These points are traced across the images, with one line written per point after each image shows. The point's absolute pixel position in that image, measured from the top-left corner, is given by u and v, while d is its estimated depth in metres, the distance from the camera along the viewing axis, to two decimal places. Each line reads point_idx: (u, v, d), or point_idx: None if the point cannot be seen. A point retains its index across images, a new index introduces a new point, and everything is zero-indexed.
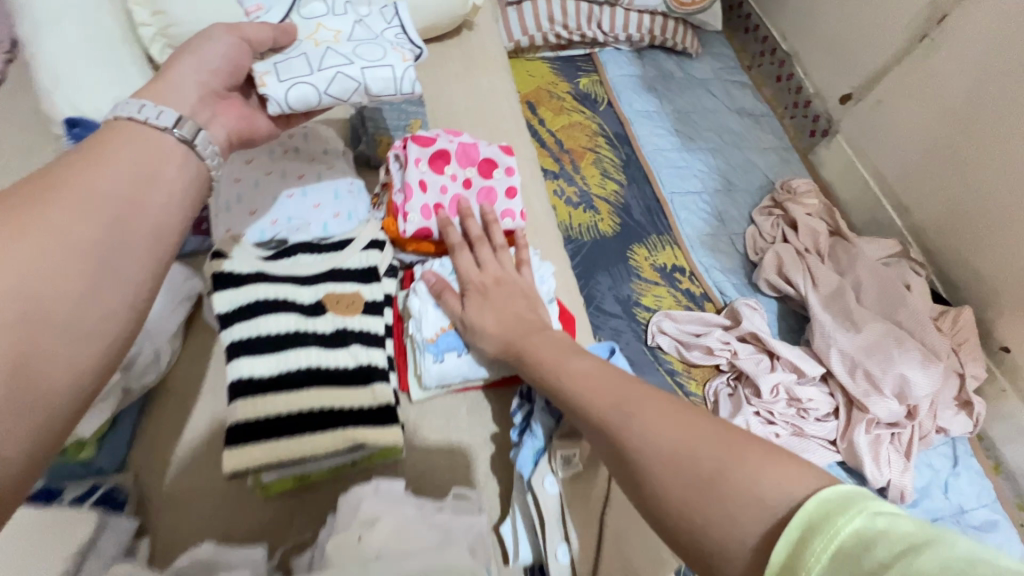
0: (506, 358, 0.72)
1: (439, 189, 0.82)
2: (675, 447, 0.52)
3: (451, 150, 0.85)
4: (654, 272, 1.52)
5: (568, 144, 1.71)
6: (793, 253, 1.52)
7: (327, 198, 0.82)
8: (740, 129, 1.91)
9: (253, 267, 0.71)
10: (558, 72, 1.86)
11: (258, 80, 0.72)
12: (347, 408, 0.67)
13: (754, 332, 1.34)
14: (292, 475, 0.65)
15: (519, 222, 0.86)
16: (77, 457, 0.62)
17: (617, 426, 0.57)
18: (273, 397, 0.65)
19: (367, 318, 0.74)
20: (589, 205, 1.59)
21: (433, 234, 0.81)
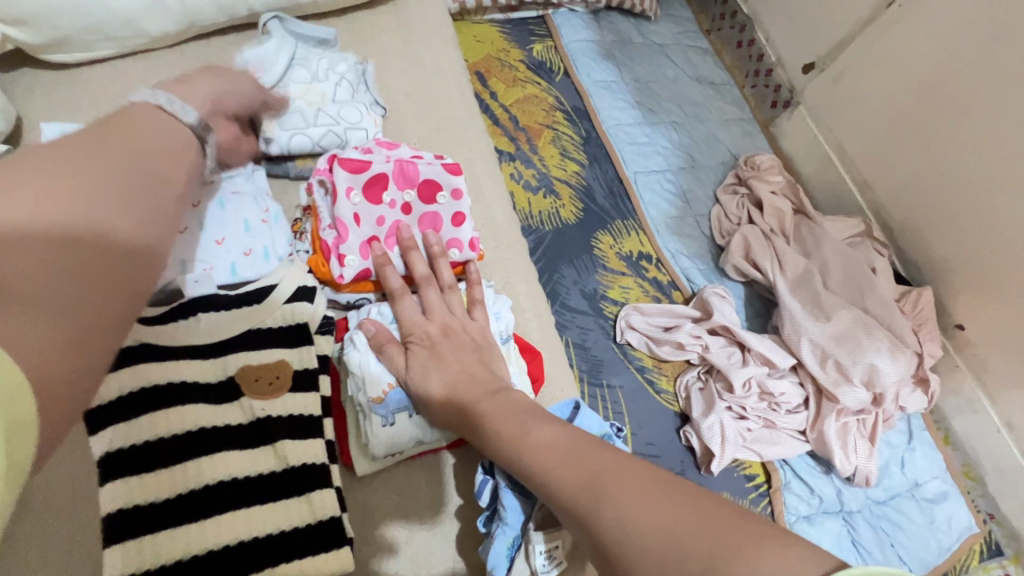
0: (460, 426, 0.62)
1: (376, 219, 0.76)
2: (654, 532, 0.44)
3: (388, 172, 0.76)
4: (620, 261, 1.43)
5: (524, 120, 1.56)
6: (760, 235, 1.47)
7: (234, 232, 0.74)
8: (701, 100, 1.82)
9: (135, 339, 0.63)
10: (508, 36, 1.68)
11: (263, 127, 0.78)
12: (275, 534, 0.60)
13: (726, 324, 1.29)
14: None
15: (467, 252, 0.77)
16: None
17: (588, 503, 0.49)
18: (165, 535, 0.57)
19: (295, 397, 0.67)
20: (548, 189, 1.46)
21: (371, 275, 0.74)
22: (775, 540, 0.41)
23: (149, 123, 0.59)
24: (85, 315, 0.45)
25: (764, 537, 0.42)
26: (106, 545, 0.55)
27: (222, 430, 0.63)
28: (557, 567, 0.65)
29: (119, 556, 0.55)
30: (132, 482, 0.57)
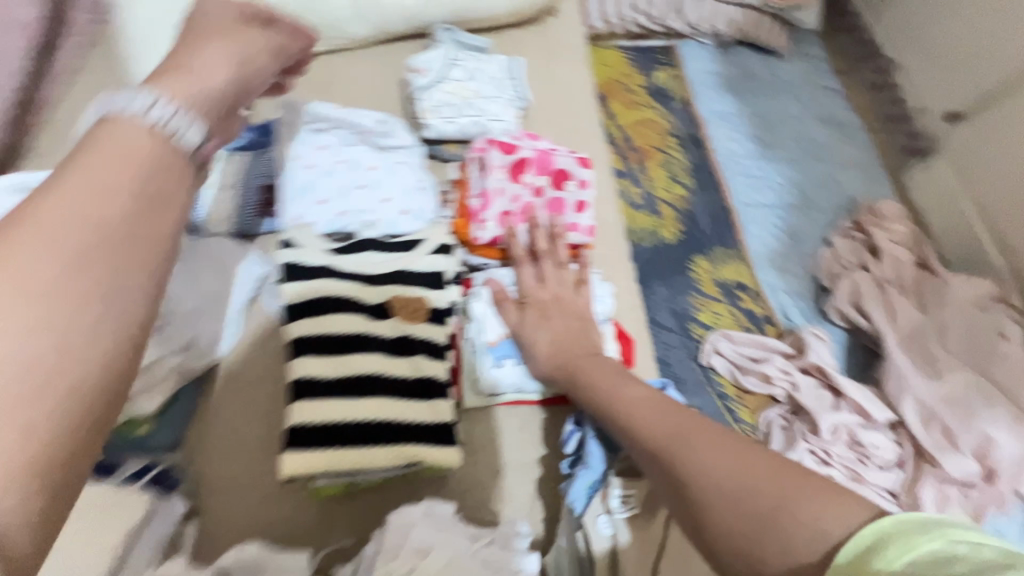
0: (560, 374, 0.70)
1: (512, 197, 0.82)
2: (730, 480, 0.48)
3: (530, 158, 0.83)
4: (715, 287, 1.44)
5: (637, 141, 1.63)
6: (872, 283, 1.39)
7: (397, 193, 0.81)
8: (825, 141, 1.77)
9: (322, 260, 0.74)
10: (634, 62, 1.77)
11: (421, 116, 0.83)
12: (408, 422, 0.68)
13: (819, 366, 1.25)
14: (342, 483, 0.66)
15: (584, 237, 0.83)
16: (133, 434, 0.65)
17: (669, 453, 0.54)
18: (333, 400, 0.67)
19: (430, 326, 0.74)
20: (652, 208, 1.51)
21: (502, 243, 0.81)
22: (845, 497, 0.44)
23: (113, 125, 0.44)
24: (75, 379, 0.36)
25: (832, 492, 0.45)
26: (292, 399, 0.67)
27: (375, 340, 0.71)
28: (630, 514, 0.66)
29: (302, 410, 0.66)
30: (311, 360, 0.68)
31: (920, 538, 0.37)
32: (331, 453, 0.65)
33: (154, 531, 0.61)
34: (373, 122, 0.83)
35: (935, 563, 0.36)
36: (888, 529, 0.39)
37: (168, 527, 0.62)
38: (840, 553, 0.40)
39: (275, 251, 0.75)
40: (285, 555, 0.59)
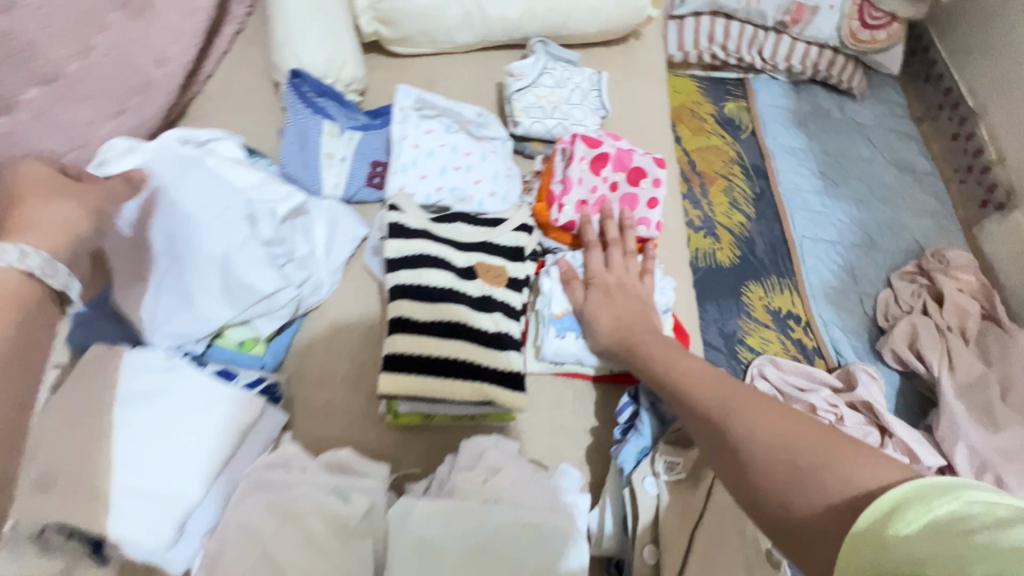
0: (618, 350, 0.75)
1: (591, 187, 0.86)
2: (773, 439, 0.53)
3: (611, 154, 0.87)
4: (766, 314, 1.45)
5: (701, 166, 1.67)
6: (932, 328, 1.37)
7: (487, 176, 0.88)
8: (894, 185, 1.76)
9: (421, 224, 0.81)
10: (705, 92, 1.82)
11: (514, 115, 0.90)
12: (484, 365, 0.76)
13: (868, 402, 1.23)
14: (420, 413, 0.74)
15: (654, 231, 0.87)
16: (251, 351, 0.77)
17: (718, 418, 0.59)
18: (424, 338, 0.75)
19: (510, 292, 0.82)
20: (710, 231, 1.55)
21: (576, 228, 0.86)
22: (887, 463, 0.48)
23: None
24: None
25: (872, 455, 0.48)
26: (389, 332, 0.75)
27: (462, 295, 0.80)
28: (676, 478, 0.73)
29: (395, 342, 0.74)
30: (405, 303, 0.76)
31: (935, 501, 0.41)
32: (415, 380, 0.72)
33: (261, 430, 0.72)
34: (472, 114, 0.90)
35: (948, 517, 0.40)
36: (909, 492, 0.43)
37: (273, 430, 0.72)
38: (861, 516, 0.44)
39: (381, 214, 0.82)
40: (368, 463, 0.71)
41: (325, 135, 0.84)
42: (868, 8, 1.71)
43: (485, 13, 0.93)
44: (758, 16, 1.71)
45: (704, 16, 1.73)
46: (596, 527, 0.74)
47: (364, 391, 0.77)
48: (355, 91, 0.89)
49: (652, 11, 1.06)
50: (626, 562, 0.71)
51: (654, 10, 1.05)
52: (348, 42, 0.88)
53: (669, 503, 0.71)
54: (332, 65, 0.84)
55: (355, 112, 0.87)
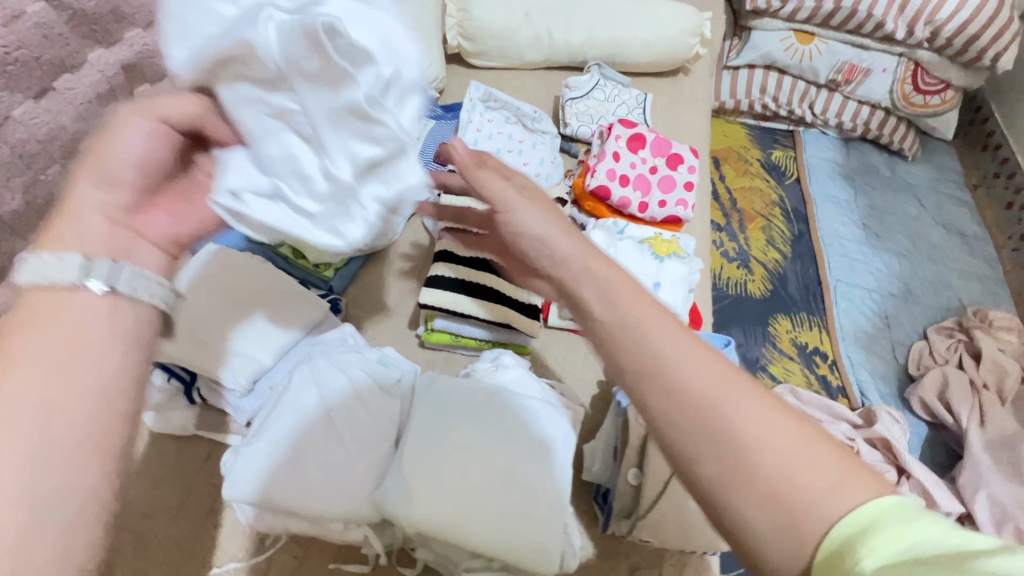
0: None
1: (630, 164, 0.82)
2: (755, 449, 0.41)
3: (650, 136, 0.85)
4: (792, 347, 1.48)
5: (742, 204, 1.75)
6: (965, 382, 1.36)
7: (534, 161, 1.00)
8: (941, 245, 1.76)
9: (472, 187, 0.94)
10: (753, 139, 1.92)
11: (566, 119, 1.04)
12: (509, 297, 0.87)
13: (886, 440, 1.23)
14: (451, 331, 0.86)
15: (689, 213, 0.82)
16: (321, 273, 0.88)
17: (691, 398, 0.43)
18: (461, 267, 0.87)
19: None
20: (744, 263, 1.61)
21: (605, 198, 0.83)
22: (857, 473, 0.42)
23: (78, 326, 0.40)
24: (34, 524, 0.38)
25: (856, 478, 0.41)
26: (436, 261, 0.88)
27: None
28: None
29: (435, 265, 0.87)
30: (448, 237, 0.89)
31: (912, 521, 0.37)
32: (447, 296, 0.84)
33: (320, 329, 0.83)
34: (528, 110, 1.05)
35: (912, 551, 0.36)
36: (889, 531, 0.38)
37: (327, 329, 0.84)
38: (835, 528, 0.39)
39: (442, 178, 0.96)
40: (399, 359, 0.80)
41: None
42: (922, 74, 1.76)
43: (552, 37, 1.09)
44: (810, 73, 1.80)
45: (758, 69, 1.83)
46: (590, 447, 0.69)
47: (408, 322, 0.90)
48: (435, 88, 1.07)
49: (701, 50, 1.19)
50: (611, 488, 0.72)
51: (703, 48, 1.18)
52: (435, 48, 1.05)
53: None
54: None
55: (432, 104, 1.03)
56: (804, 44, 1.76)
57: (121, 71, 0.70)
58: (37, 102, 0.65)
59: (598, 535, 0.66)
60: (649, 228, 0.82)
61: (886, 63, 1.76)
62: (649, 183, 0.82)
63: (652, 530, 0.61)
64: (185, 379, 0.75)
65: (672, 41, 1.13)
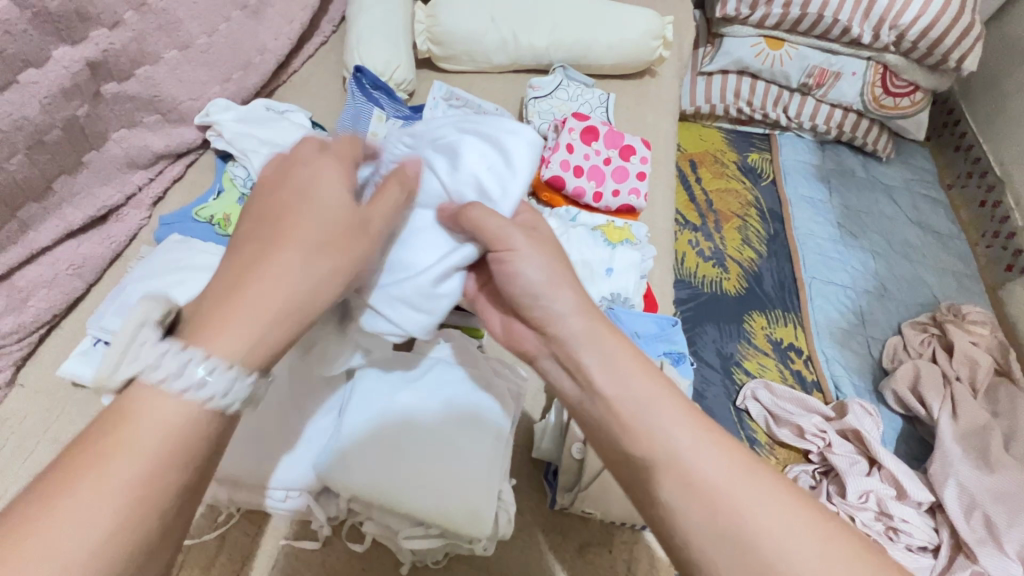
0: None
1: (583, 156, 0.86)
2: (761, 538, 0.45)
3: (602, 129, 0.88)
4: (767, 342, 1.50)
5: (718, 205, 1.77)
6: (936, 374, 1.37)
7: None
8: (917, 243, 1.79)
9: None
10: (730, 142, 1.95)
11: (528, 117, 1.07)
12: None
13: (857, 431, 1.24)
14: None
15: (640, 202, 0.86)
16: None
17: (704, 489, 0.48)
18: None
19: None
20: (719, 262, 1.63)
21: (561, 187, 0.86)
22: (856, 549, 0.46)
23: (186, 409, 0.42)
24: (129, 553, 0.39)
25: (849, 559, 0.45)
26: None
27: None
28: None
29: None
30: None
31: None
32: None
33: None
34: (490, 108, 1.05)
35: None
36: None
37: None
38: None
39: None
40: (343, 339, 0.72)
41: (373, 119, 1.01)
42: (891, 76, 1.80)
43: (517, 41, 1.13)
44: (782, 77, 1.84)
45: (731, 75, 1.87)
46: (540, 425, 0.71)
47: None
48: (404, 90, 1.09)
49: (664, 52, 1.22)
50: (555, 465, 0.67)
51: (666, 50, 1.22)
52: (404, 51, 1.08)
53: None
54: (386, 67, 1.05)
55: (401, 105, 1.05)
56: (774, 50, 1.80)
57: (85, 68, 0.72)
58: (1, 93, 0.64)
59: (546, 511, 0.67)
60: (602, 216, 0.85)
61: (855, 67, 1.80)
62: (603, 173, 0.86)
63: (593, 502, 0.63)
64: None
65: (634, 43, 1.17)
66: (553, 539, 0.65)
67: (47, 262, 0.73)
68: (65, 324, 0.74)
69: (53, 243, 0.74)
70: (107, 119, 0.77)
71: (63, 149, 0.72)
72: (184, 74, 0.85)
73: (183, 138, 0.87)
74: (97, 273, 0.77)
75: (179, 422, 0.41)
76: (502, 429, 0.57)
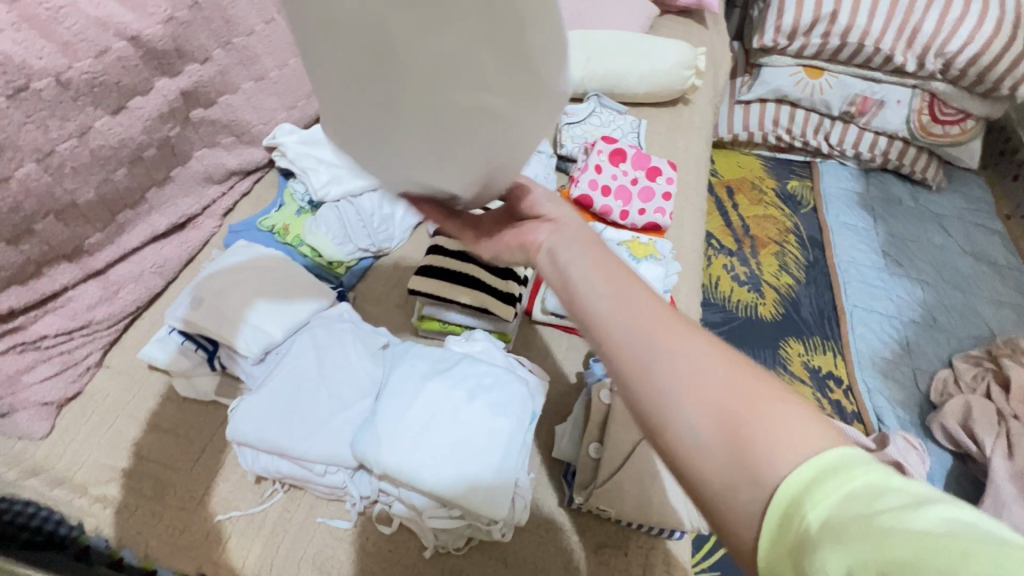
0: None
1: (611, 176, 0.92)
2: (706, 379, 0.39)
3: (630, 152, 0.94)
4: (804, 370, 1.46)
5: (755, 231, 1.76)
6: (990, 410, 1.29)
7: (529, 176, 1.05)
8: (970, 273, 1.71)
9: None
10: (768, 169, 1.94)
11: (562, 141, 1.13)
12: (488, 283, 0.80)
13: (899, 464, 1.18)
14: (438, 318, 0.81)
15: (666, 221, 0.89)
16: (336, 272, 0.88)
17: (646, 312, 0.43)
18: (439, 259, 0.82)
19: None
20: (755, 287, 1.62)
21: (589, 205, 0.92)
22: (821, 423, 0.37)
23: None
24: None
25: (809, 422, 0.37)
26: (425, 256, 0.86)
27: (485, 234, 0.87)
28: None
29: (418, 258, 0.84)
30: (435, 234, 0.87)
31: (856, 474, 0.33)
32: (423, 284, 0.79)
33: None
34: None
35: (875, 497, 0.31)
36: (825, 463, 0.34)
37: None
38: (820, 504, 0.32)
39: None
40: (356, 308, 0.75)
41: None
42: (939, 104, 1.77)
43: None
44: (823, 105, 1.84)
45: (770, 103, 1.89)
46: (560, 426, 0.74)
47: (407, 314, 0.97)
48: None
49: (696, 80, 1.27)
50: (573, 465, 0.70)
51: (698, 79, 1.26)
52: None
53: (618, 412, 0.70)
54: None
55: None
56: (813, 79, 1.81)
57: (179, 96, 0.84)
58: (113, 117, 0.77)
59: (564, 510, 0.69)
60: (627, 232, 0.89)
61: (900, 95, 1.78)
62: (630, 193, 0.91)
63: (608, 501, 0.65)
64: (208, 349, 0.76)
65: (666, 73, 1.22)
66: (570, 539, 0.67)
67: (135, 261, 0.84)
68: (145, 316, 0.85)
69: (142, 244, 0.85)
70: (193, 140, 0.89)
71: (156, 164, 0.84)
72: (257, 102, 0.97)
73: (252, 158, 0.98)
74: (176, 272, 0.88)
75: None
76: (520, 424, 0.61)
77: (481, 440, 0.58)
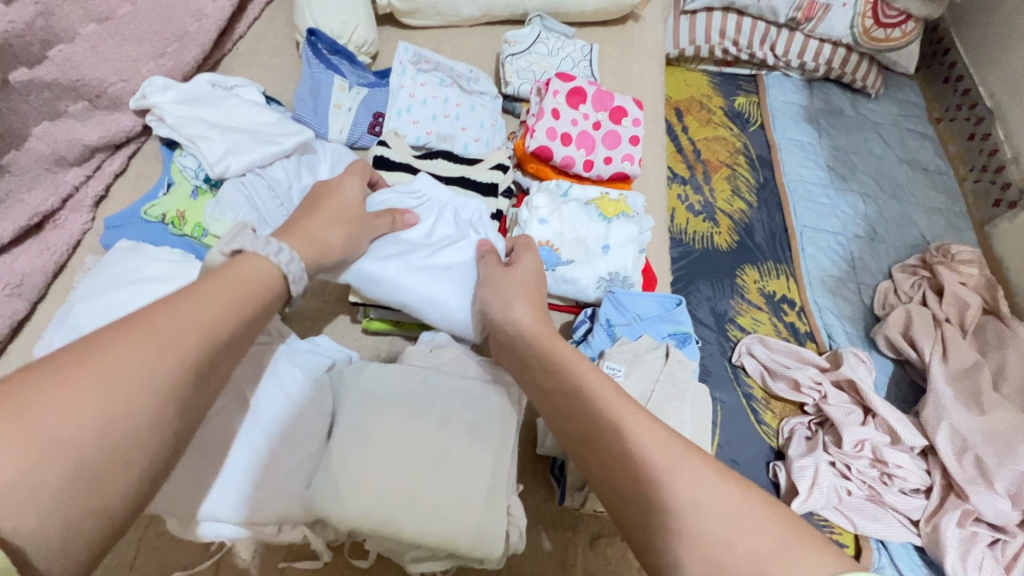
0: None
1: (571, 121, 0.80)
2: (690, 511, 0.40)
3: (589, 90, 0.83)
4: (760, 297, 1.48)
5: (705, 155, 1.70)
6: (927, 317, 1.37)
7: (473, 124, 0.90)
8: (905, 180, 1.76)
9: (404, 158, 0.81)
10: (715, 87, 1.85)
11: (506, 78, 0.98)
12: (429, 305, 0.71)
13: (852, 381, 1.26)
14: (390, 318, 0.73)
15: (636, 169, 0.81)
16: None
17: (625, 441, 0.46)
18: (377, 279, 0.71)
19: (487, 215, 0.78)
20: (710, 216, 1.58)
21: (548, 157, 0.80)
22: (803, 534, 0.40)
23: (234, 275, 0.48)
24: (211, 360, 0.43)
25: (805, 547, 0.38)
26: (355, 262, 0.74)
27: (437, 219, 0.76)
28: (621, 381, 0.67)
29: None
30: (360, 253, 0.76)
31: None
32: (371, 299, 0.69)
33: None
34: (464, 70, 0.94)
35: None
36: None
37: None
38: None
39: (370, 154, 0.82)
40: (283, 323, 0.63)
41: (334, 89, 0.89)
42: (882, 6, 1.70)
43: None
44: (769, 12, 1.72)
45: (716, 12, 1.75)
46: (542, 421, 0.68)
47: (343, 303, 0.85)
48: (366, 54, 0.96)
49: None
50: (562, 464, 0.65)
51: None
52: (362, 8, 0.95)
53: None
54: (343, 28, 0.91)
55: (365, 72, 0.92)
56: None
57: None
58: None
59: (554, 509, 0.65)
60: (595, 188, 0.80)
61: None
62: (592, 140, 0.81)
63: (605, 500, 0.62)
64: None
65: None
66: (563, 537, 0.63)
67: None
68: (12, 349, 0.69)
69: None
70: (25, 114, 0.71)
71: None
72: (107, 51, 0.77)
73: (119, 127, 0.80)
74: (41, 289, 0.72)
75: (265, 272, 0.50)
76: (503, 444, 0.54)
77: (458, 476, 0.50)
